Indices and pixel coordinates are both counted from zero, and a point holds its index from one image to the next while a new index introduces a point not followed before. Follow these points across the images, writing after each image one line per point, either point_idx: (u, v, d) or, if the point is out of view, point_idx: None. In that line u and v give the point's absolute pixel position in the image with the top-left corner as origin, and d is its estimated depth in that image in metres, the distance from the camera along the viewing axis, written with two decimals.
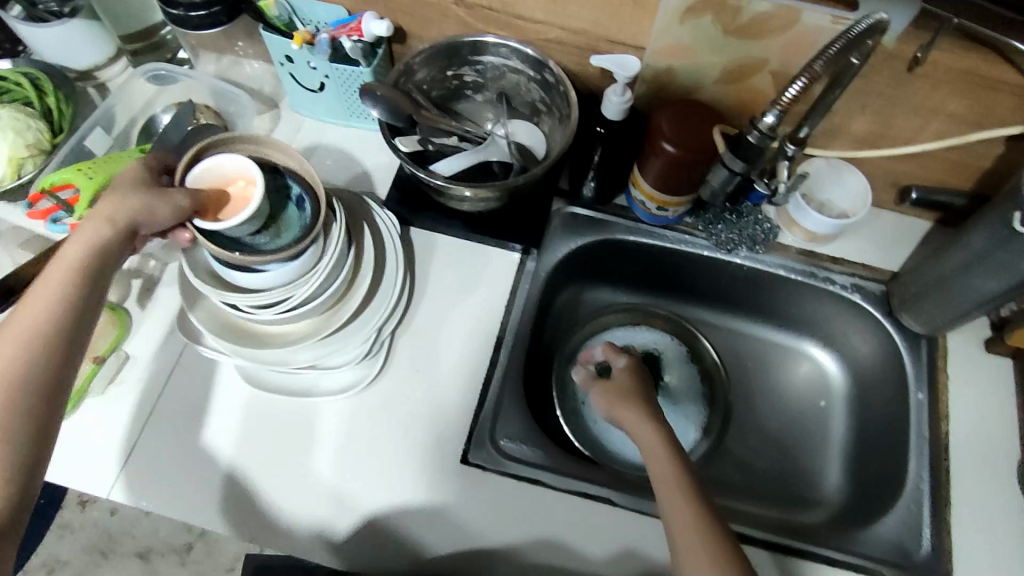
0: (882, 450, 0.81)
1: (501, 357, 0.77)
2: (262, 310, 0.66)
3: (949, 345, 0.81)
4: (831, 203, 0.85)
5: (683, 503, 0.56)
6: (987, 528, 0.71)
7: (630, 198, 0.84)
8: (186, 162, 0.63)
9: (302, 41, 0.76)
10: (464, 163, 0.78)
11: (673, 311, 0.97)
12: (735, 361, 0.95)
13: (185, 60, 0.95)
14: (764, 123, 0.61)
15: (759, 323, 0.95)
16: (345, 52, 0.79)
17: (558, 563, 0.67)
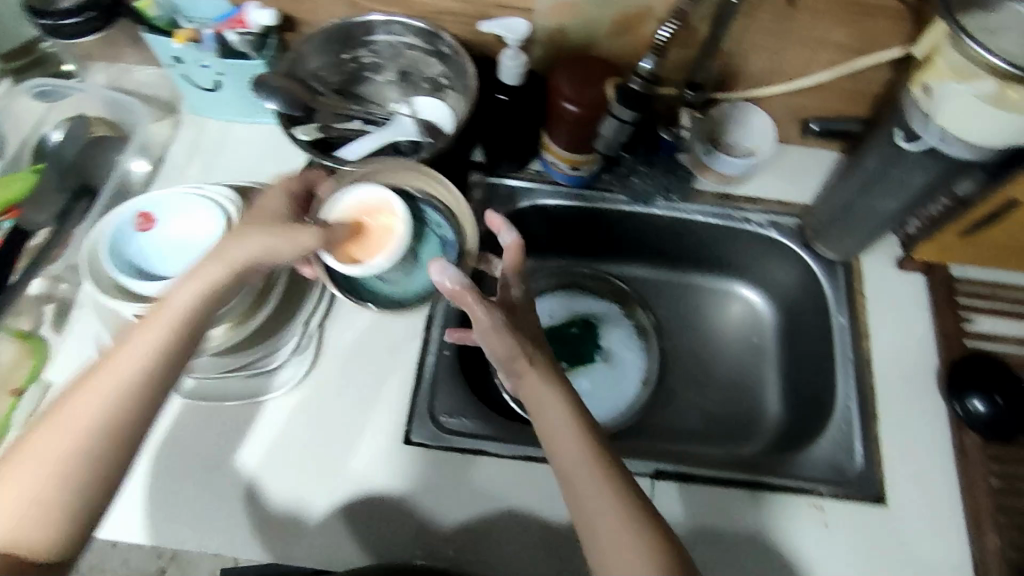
0: (814, 378, 0.83)
1: (432, 334, 0.77)
2: None
3: (864, 268, 0.84)
4: (738, 145, 0.86)
5: (596, 488, 0.50)
6: (914, 434, 0.75)
7: (546, 164, 0.85)
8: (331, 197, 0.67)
9: (187, 39, 0.73)
10: (370, 146, 0.75)
11: (603, 271, 0.97)
12: (669, 311, 0.96)
13: (73, 73, 0.89)
14: (644, 69, 0.68)
15: (687, 271, 0.97)
16: (233, 46, 0.75)
17: (509, 526, 0.68)
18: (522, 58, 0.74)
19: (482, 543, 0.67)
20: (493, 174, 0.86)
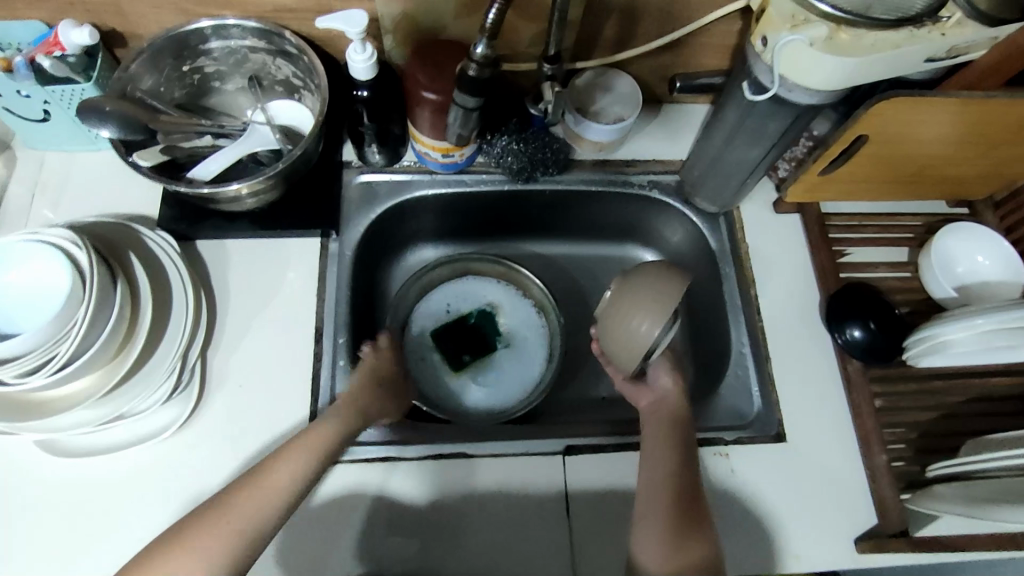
0: (710, 330, 0.86)
1: (325, 347, 0.75)
2: (32, 376, 0.57)
3: (745, 217, 0.85)
4: (607, 110, 0.84)
5: (664, 448, 0.66)
6: (805, 374, 0.77)
7: (418, 154, 0.82)
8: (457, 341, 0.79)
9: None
10: (227, 160, 0.73)
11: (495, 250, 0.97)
12: (566, 281, 0.98)
13: None
14: (478, 54, 0.62)
15: (578, 238, 0.98)
16: (51, 70, 0.68)
17: (424, 531, 0.67)
18: (370, 49, 0.69)
19: (400, 554, 0.66)
20: (362, 169, 0.84)
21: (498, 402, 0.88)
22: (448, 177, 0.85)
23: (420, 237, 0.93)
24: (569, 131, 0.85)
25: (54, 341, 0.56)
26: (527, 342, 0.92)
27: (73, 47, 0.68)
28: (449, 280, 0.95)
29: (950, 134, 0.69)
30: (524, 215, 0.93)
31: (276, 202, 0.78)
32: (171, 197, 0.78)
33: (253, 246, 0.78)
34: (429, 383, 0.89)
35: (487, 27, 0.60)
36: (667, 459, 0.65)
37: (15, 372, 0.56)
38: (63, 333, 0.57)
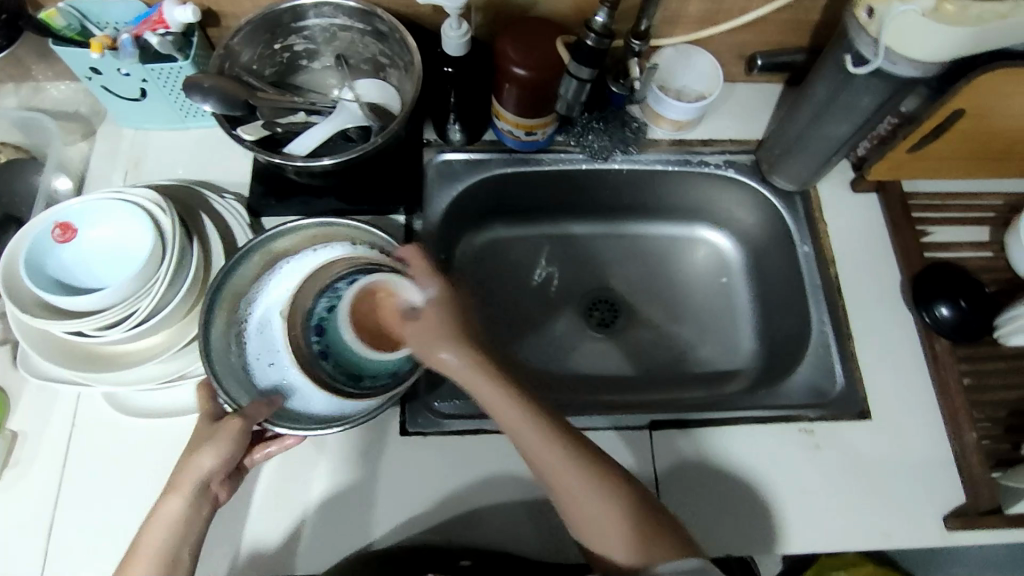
0: (875, 353, 0.81)
1: None
2: (110, 330, 0.65)
3: (865, 271, 0.85)
4: (687, 88, 0.88)
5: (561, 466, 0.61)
6: (901, 413, 0.78)
7: (498, 131, 0.87)
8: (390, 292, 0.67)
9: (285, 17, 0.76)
10: (321, 136, 0.77)
11: (562, 232, 1.01)
12: (641, 273, 1.01)
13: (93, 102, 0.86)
14: (597, 23, 0.70)
15: (645, 221, 1.01)
16: (328, 23, 0.78)
17: None
18: (464, 26, 0.73)
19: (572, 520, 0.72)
20: (582, 156, 0.90)
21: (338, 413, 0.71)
22: (653, 166, 0.90)
23: (493, 215, 0.97)
24: (802, 121, 0.81)
25: (131, 300, 0.64)
26: (708, 331, 0.96)
27: (350, 12, 0.76)
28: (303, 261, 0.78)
29: None
30: (719, 204, 0.97)
31: (505, 178, 0.90)
32: (411, 159, 0.84)
33: (438, 205, 0.88)
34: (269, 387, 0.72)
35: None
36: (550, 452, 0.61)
37: (99, 325, 0.64)
38: (141, 292, 0.65)
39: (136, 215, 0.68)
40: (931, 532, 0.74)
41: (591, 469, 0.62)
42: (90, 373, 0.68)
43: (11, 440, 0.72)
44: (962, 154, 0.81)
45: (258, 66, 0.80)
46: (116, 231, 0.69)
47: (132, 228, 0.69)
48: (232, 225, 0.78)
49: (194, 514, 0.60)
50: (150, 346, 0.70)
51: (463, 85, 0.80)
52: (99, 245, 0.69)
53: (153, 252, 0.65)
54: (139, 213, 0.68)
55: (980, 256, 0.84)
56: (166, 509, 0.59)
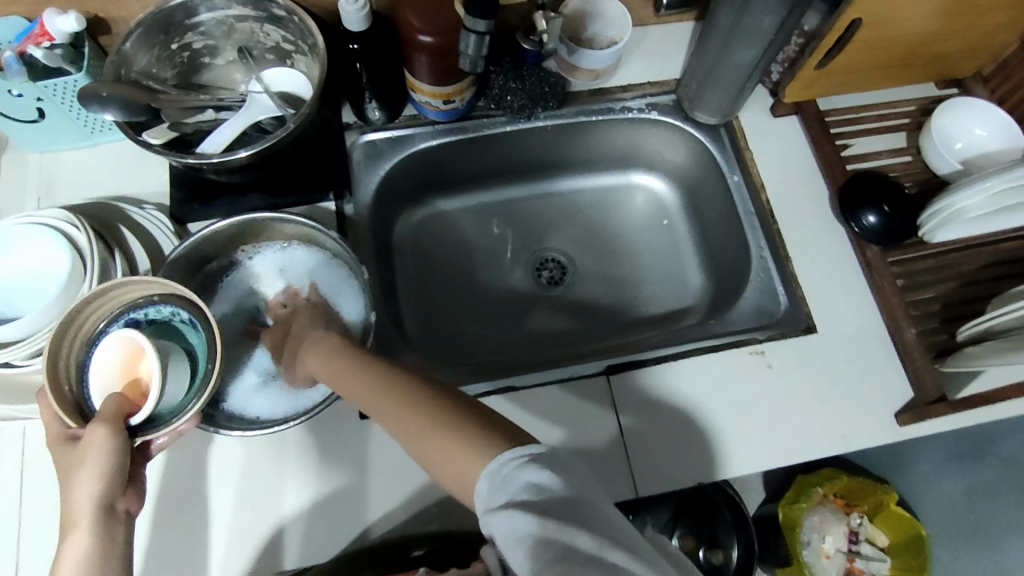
0: (813, 269, 0.84)
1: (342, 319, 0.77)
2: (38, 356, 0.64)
3: (793, 193, 0.87)
4: (599, 36, 0.88)
5: (397, 417, 0.51)
6: (844, 322, 0.81)
7: (417, 104, 0.86)
8: (136, 352, 0.55)
9: (177, 15, 0.73)
10: (231, 133, 0.75)
11: (499, 197, 1.01)
12: (583, 227, 1.02)
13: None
14: None
15: (580, 176, 1.02)
16: (222, 16, 0.76)
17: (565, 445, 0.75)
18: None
19: None
20: (504, 118, 0.89)
21: (293, 409, 0.72)
22: (577, 119, 0.91)
23: (428, 189, 0.96)
24: (713, 54, 0.81)
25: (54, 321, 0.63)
26: (655, 274, 0.98)
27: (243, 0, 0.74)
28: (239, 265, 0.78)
29: (933, 9, 0.75)
30: (647, 148, 0.97)
31: (431, 152, 0.90)
32: (332, 144, 0.83)
33: (369, 186, 0.87)
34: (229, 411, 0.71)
35: None
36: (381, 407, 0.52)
37: (27, 352, 0.63)
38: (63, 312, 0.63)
39: (47, 237, 0.66)
40: (886, 428, 0.77)
41: (410, 401, 0.51)
42: None
43: None
44: (869, 65, 0.83)
45: (157, 70, 0.77)
46: (28, 257, 0.67)
47: (43, 251, 0.66)
48: (155, 235, 0.76)
49: (107, 543, 0.50)
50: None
51: (372, 60, 0.78)
52: (14, 274, 0.67)
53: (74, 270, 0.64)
54: (49, 234, 0.66)
55: (900, 161, 0.87)
56: (71, 551, 0.49)
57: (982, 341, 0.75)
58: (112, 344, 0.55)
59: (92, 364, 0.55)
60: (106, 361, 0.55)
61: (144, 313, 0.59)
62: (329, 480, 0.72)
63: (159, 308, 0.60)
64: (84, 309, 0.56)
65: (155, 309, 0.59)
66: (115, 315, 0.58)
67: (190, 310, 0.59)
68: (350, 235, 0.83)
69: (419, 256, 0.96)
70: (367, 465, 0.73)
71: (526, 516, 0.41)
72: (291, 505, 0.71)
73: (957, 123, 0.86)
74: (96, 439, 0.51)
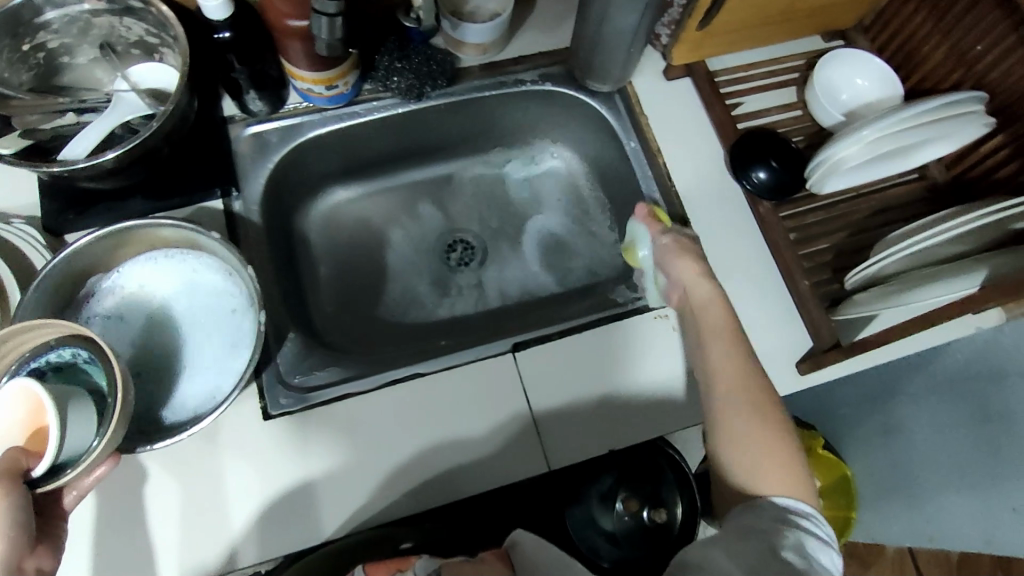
0: (712, 229, 0.85)
1: (233, 317, 0.74)
2: None
3: (690, 155, 0.88)
4: (483, 9, 0.86)
5: (728, 370, 0.66)
6: (744, 280, 0.83)
7: (301, 92, 0.83)
8: (34, 404, 0.55)
9: (21, 14, 0.69)
10: (97, 136, 0.72)
11: (404, 181, 0.99)
12: (492, 206, 1.01)
13: None
14: None
15: (486, 154, 1.01)
16: (71, 12, 0.71)
17: (476, 427, 0.75)
18: None
19: (456, 456, 0.74)
20: (395, 100, 0.87)
21: (186, 413, 0.70)
22: (469, 95, 0.89)
23: (327, 179, 0.94)
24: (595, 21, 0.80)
25: None
26: (566, 245, 0.99)
27: None
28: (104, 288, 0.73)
29: None
30: (548, 120, 0.97)
31: (324, 139, 0.87)
32: (213, 139, 0.80)
33: (258, 178, 0.83)
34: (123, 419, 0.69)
35: None
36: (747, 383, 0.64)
37: None
38: None
39: None
40: (788, 378, 0.80)
41: (750, 372, 0.65)
42: None
43: None
44: (751, 22, 0.83)
45: (10, 74, 0.72)
46: None
47: None
48: (25, 251, 0.72)
49: None
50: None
51: (244, 50, 0.74)
52: None
53: None
54: None
55: (788, 117, 0.89)
56: None
57: (870, 286, 0.77)
58: (11, 393, 0.55)
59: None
60: (6, 412, 0.55)
61: (47, 361, 0.58)
62: (235, 489, 0.70)
63: (61, 352, 0.59)
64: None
65: (55, 353, 0.58)
66: (17, 364, 0.58)
67: (89, 349, 0.58)
68: (239, 234, 0.80)
69: (325, 248, 0.94)
70: (273, 468, 0.71)
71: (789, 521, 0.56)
72: (196, 516, 0.69)
73: (840, 75, 0.87)
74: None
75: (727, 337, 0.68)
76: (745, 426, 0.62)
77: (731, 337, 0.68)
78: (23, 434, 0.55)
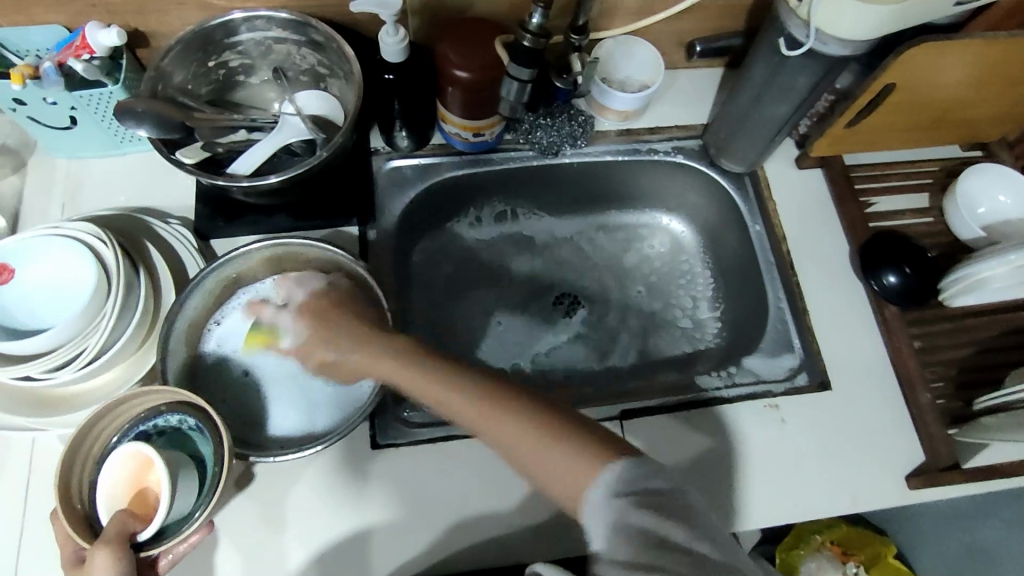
0: (831, 324, 0.84)
1: None
2: (61, 371, 0.63)
3: (814, 246, 0.88)
4: (631, 79, 0.89)
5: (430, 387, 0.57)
6: (859, 380, 0.81)
7: (447, 134, 0.86)
8: (132, 471, 0.58)
9: (219, 35, 0.74)
10: (262, 155, 0.75)
11: (519, 229, 1.01)
12: (603, 261, 1.01)
13: (25, 139, 0.82)
14: (533, 23, 0.69)
15: (603, 212, 1.02)
16: (260, 39, 0.76)
17: None
18: (401, 32, 0.73)
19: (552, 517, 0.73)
20: (532, 153, 0.90)
21: (305, 430, 0.73)
22: (602, 158, 0.91)
23: (452, 218, 0.97)
24: (742, 106, 0.82)
25: (78, 338, 0.62)
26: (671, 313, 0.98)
27: (286, 26, 0.74)
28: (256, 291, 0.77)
29: (963, 77, 0.76)
30: (670, 190, 0.98)
31: (458, 181, 0.90)
32: (360, 168, 0.83)
33: (392, 211, 0.86)
34: (249, 425, 0.72)
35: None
36: (438, 387, 0.56)
37: (48, 367, 0.62)
38: (88, 329, 0.63)
39: (78, 252, 0.66)
40: (896, 490, 0.77)
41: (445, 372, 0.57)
42: (47, 418, 0.66)
43: None
44: (895, 126, 0.84)
45: (194, 86, 0.78)
46: (54, 269, 0.67)
47: (76, 266, 0.66)
48: (180, 252, 0.76)
49: None
50: (101, 384, 0.68)
51: (405, 91, 0.78)
52: (37, 287, 0.67)
53: (99, 285, 0.64)
54: (81, 249, 0.66)
55: (921, 222, 0.88)
56: None
57: (998, 413, 0.76)
58: (120, 459, 0.58)
59: (101, 482, 0.58)
60: (114, 475, 0.58)
61: (154, 425, 0.62)
62: (336, 513, 0.71)
63: (168, 417, 0.62)
64: (101, 421, 0.60)
65: (162, 418, 0.62)
66: (126, 428, 0.62)
67: (197, 418, 0.62)
68: (370, 261, 0.83)
69: (437, 282, 0.96)
70: (375, 498, 0.72)
71: (637, 502, 0.43)
72: (297, 536, 0.70)
73: (981, 188, 0.86)
74: (100, 559, 0.53)
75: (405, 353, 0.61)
76: (511, 431, 0.51)
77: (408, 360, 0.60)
78: (126, 498, 0.58)
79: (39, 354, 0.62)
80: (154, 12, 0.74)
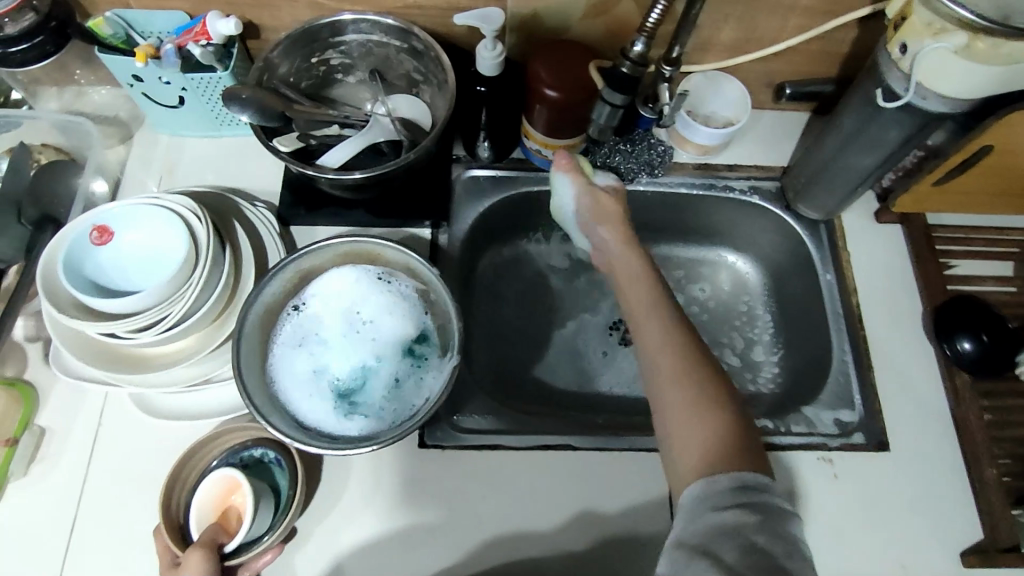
0: (895, 383, 0.81)
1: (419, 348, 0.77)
2: (143, 332, 0.67)
3: (885, 302, 0.86)
4: (715, 115, 0.89)
5: (661, 328, 0.67)
6: (918, 446, 0.78)
7: (527, 150, 0.88)
8: (219, 494, 0.67)
9: (327, 34, 0.78)
10: (351, 151, 0.79)
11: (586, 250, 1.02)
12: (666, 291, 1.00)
13: (136, 112, 0.88)
14: (635, 51, 0.70)
15: (670, 243, 1.02)
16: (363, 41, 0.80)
17: (611, 517, 0.74)
18: (499, 48, 0.75)
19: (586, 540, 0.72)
20: None
21: (361, 427, 0.73)
22: (677, 189, 0.91)
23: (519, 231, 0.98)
24: (827, 152, 0.81)
25: (163, 305, 0.66)
26: (725, 351, 0.96)
27: (390, 31, 0.78)
28: (331, 276, 0.78)
29: None
30: (741, 229, 0.97)
31: (531, 196, 0.91)
32: (439, 174, 0.86)
33: (465, 218, 0.89)
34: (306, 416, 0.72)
35: (648, 25, 0.68)
36: (659, 320, 0.68)
37: (133, 328, 0.66)
38: (173, 298, 0.67)
39: (174, 223, 0.70)
40: (947, 566, 0.73)
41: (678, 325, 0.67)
42: (124, 375, 0.70)
43: (39, 436, 0.75)
44: (985, 189, 0.81)
45: (296, 79, 0.82)
46: (150, 236, 0.72)
47: (170, 236, 0.71)
48: (263, 234, 0.80)
49: None
50: (177, 349, 0.72)
51: (494, 103, 0.81)
52: (133, 251, 0.71)
53: (188, 257, 0.68)
54: (177, 221, 0.70)
55: (1002, 291, 0.84)
56: None
57: None
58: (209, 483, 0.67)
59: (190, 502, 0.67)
60: (205, 495, 0.67)
61: (242, 457, 0.70)
62: (376, 508, 0.72)
63: (254, 450, 0.71)
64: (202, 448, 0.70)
65: (248, 451, 0.71)
66: (221, 456, 0.70)
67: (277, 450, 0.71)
68: (438, 263, 0.85)
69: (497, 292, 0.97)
70: (415, 496, 0.73)
71: (744, 513, 0.52)
72: (336, 523, 0.71)
73: None
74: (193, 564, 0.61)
75: (663, 310, 0.69)
76: (694, 395, 0.61)
77: (654, 297, 0.71)
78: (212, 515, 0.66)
79: (126, 314, 0.66)
80: (269, 7, 0.79)
